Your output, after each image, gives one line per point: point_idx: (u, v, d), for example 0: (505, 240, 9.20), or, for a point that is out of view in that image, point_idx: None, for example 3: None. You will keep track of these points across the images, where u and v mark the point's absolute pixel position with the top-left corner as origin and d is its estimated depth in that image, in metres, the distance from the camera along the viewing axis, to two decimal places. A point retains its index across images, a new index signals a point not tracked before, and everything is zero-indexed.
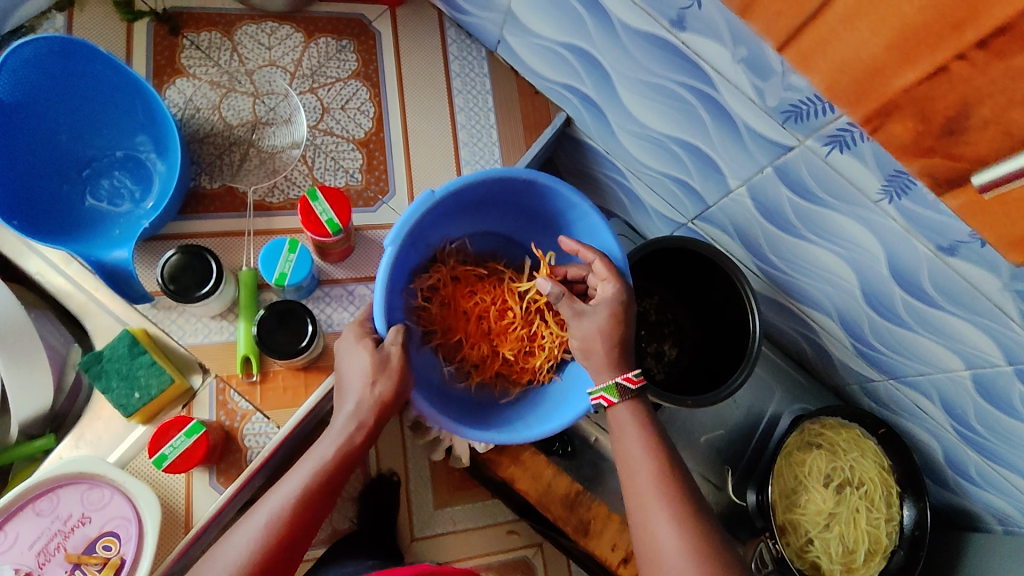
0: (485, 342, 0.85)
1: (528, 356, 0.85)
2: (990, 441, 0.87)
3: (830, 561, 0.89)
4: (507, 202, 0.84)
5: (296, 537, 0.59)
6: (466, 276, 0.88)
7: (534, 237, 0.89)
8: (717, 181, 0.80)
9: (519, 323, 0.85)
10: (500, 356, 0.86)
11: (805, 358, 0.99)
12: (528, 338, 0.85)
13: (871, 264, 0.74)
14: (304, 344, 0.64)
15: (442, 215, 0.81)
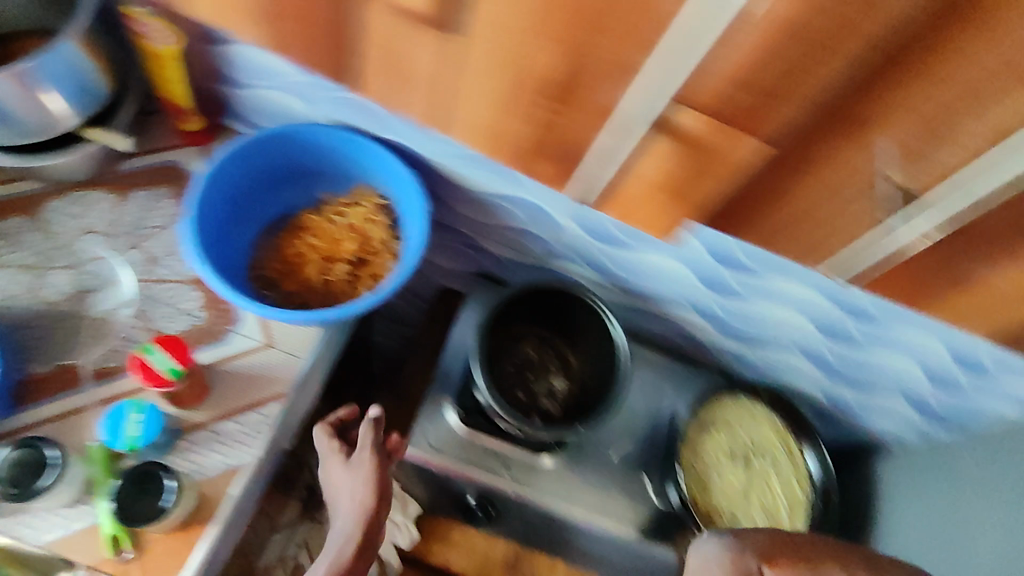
0: (333, 264, 0.80)
1: (368, 243, 0.82)
2: (854, 375, 0.98)
3: (759, 531, 0.93)
4: (264, 177, 0.81)
5: None
6: (285, 250, 0.82)
7: (319, 180, 0.85)
8: (549, 221, 0.88)
9: (340, 231, 0.82)
10: (357, 271, 0.81)
11: (683, 351, 1.07)
12: (353, 230, 0.82)
13: (697, 255, 0.84)
14: (163, 502, 0.64)
15: (220, 224, 0.78)
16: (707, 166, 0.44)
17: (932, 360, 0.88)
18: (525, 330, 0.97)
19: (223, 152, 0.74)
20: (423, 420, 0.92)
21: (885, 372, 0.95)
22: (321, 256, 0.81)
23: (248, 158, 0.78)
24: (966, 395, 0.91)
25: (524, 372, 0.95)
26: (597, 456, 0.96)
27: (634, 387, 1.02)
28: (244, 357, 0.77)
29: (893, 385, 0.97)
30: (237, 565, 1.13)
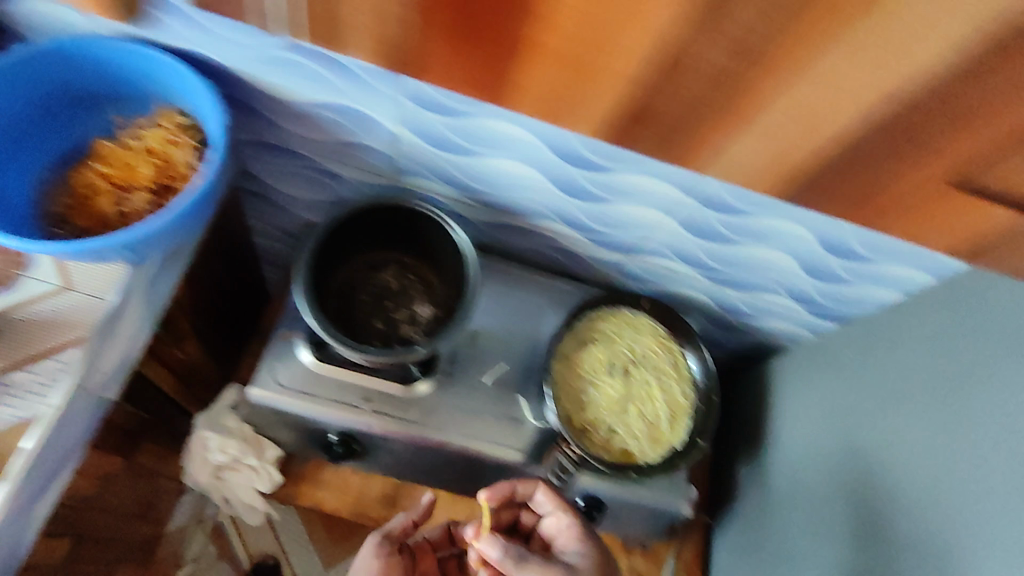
0: (131, 194, 0.74)
1: (168, 166, 0.75)
2: (733, 274, 0.93)
3: (638, 441, 0.89)
4: (41, 103, 0.72)
5: None
6: (78, 181, 0.75)
7: (112, 101, 0.77)
8: (379, 129, 0.79)
9: (138, 158, 0.75)
10: (159, 198, 0.74)
11: (562, 266, 1.02)
12: (153, 155, 0.75)
13: (540, 154, 0.76)
14: None
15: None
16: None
17: (802, 248, 0.83)
18: (382, 255, 0.91)
19: None
20: (271, 360, 0.85)
21: (761, 268, 0.90)
22: (116, 186, 0.74)
23: (14, 86, 0.69)
24: (844, 281, 0.87)
25: (381, 299, 0.89)
26: (467, 380, 0.92)
27: (508, 308, 0.97)
28: (35, 302, 0.71)
29: (773, 280, 0.92)
30: (130, 525, 1.10)
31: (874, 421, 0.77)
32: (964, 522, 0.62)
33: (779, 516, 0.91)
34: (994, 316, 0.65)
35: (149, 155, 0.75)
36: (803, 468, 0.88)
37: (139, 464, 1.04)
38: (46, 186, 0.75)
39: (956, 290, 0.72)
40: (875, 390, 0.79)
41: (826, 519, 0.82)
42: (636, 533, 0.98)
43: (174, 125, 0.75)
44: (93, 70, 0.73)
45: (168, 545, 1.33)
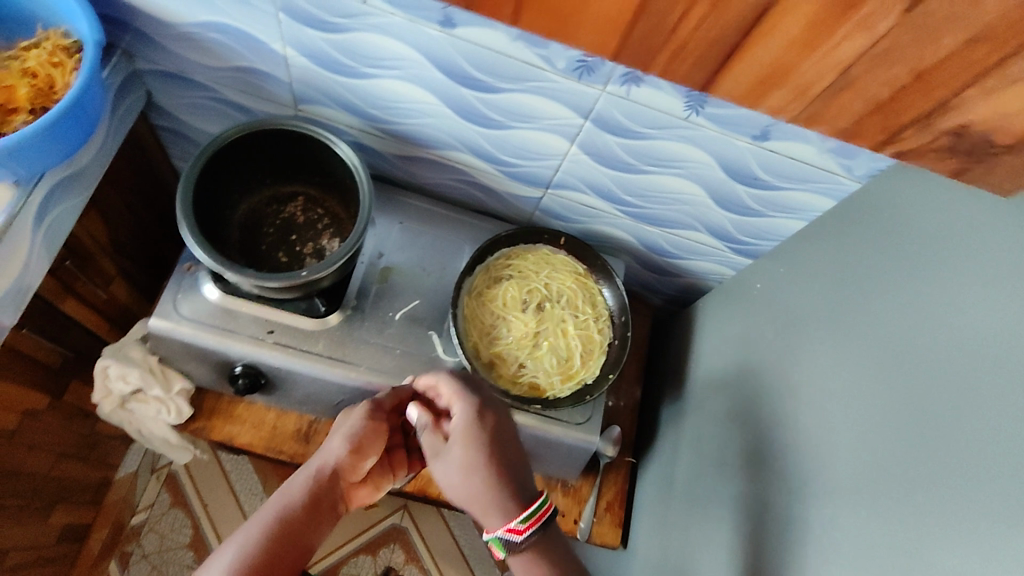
0: (11, 114, 0.73)
1: (49, 88, 0.75)
2: (648, 209, 0.91)
3: (548, 375, 0.88)
4: None
5: (322, 506, 0.71)
6: None
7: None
8: (270, 53, 0.79)
9: (18, 78, 0.74)
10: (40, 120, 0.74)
11: (481, 204, 1.00)
12: (33, 76, 0.75)
13: (427, 74, 0.76)
14: None
15: None
16: None
17: (705, 173, 0.81)
18: (290, 189, 0.90)
19: None
20: (172, 293, 0.85)
21: (673, 201, 0.88)
22: None
23: None
24: (755, 212, 0.85)
25: (286, 232, 0.88)
26: (378, 315, 0.91)
27: (423, 245, 0.96)
28: None
29: (688, 215, 0.90)
30: (66, 464, 1.11)
31: (781, 360, 0.77)
32: (853, 440, 0.60)
33: (696, 454, 0.91)
34: (885, 238, 0.64)
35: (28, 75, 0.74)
36: (720, 408, 0.88)
37: (65, 403, 1.04)
38: None
39: (856, 218, 0.71)
40: (787, 324, 0.78)
41: (734, 453, 0.81)
42: (554, 471, 0.97)
43: (57, 46, 0.75)
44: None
45: (118, 490, 1.34)
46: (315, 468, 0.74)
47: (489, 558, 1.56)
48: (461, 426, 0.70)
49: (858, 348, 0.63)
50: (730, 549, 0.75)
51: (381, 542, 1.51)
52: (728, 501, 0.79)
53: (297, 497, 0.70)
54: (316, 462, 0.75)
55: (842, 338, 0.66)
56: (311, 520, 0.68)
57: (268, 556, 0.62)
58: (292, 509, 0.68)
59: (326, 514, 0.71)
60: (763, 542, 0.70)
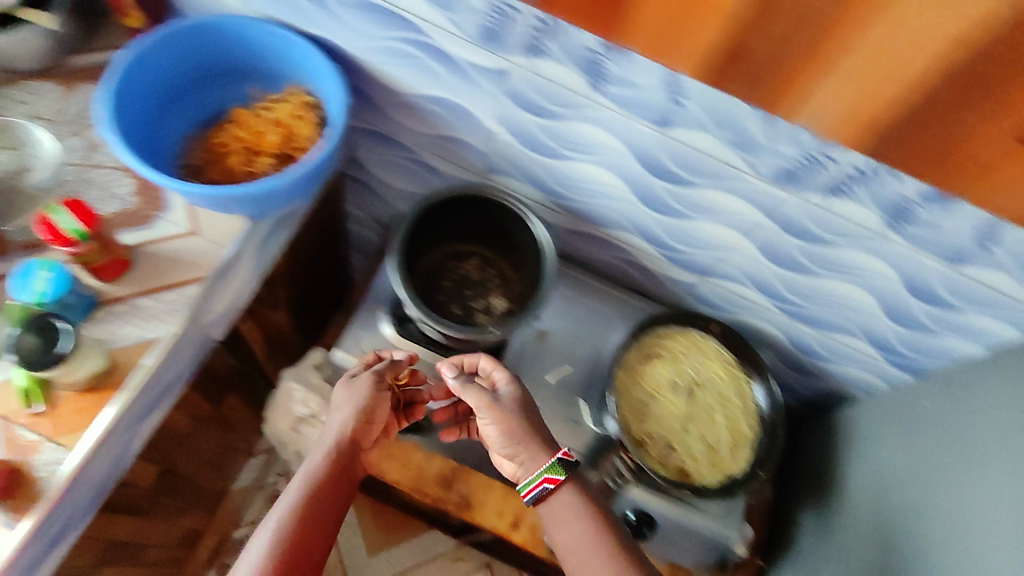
0: (256, 157, 0.81)
1: (291, 137, 0.82)
2: (809, 310, 0.92)
3: (696, 462, 0.88)
4: (197, 67, 0.82)
5: (341, 480, 0.75)
6: (212, 138, 0.83)
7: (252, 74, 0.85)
8: (479, 127, 0.86)
9: (268, 126, 0.83)
10: (281, 165, 0.81)
11: (635, 282, 1.04)
12: (280, 127, 0.83)
13: (626, 164, 0.81)
14: (61, 348, 0.65)
15: (149, 110, 0.79)
16: None
17: (884, 286, 0.82)
18: (467, 248, 0.97)
19: (149, 35, 0.75)
20: (354, 330, 0.92)
21: (839, 306, 0.89)
22: (244, 148, 0.82)
23: (182, 48, 0.79)
24: (926, 329, 0.85)
25: (461, 288, 0.95)
26: (533, 377, 0.95)
27: (578, 314, 1.00)
28: (166, 240, 0.79)
29: (850, 321, 0.91)
30: (205, 470, 1.18)
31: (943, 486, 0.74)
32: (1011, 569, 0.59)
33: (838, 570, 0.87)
34: None
35: (276, 126, 0.82)
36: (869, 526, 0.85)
37: (223, 414, 1.13)
38: (187, 140, 0.84)
39: None
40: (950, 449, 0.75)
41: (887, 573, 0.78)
42: (682, 558, 0.95)
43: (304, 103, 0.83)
44: (246, 44, 0.81)
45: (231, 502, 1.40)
46: (332, 444, 0.77)
47: None
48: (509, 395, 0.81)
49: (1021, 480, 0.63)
50: None
51: None
52: None
53: (321, 475, 0.74)
54: (331, 435, 0.78)
55: (1014, 472, 0.64)
56: (334, 491, 0.74)
57: (303, 536, 0.69)
58: (313, 487, 0.73)
59: (346, 487, 0.76)
60: None
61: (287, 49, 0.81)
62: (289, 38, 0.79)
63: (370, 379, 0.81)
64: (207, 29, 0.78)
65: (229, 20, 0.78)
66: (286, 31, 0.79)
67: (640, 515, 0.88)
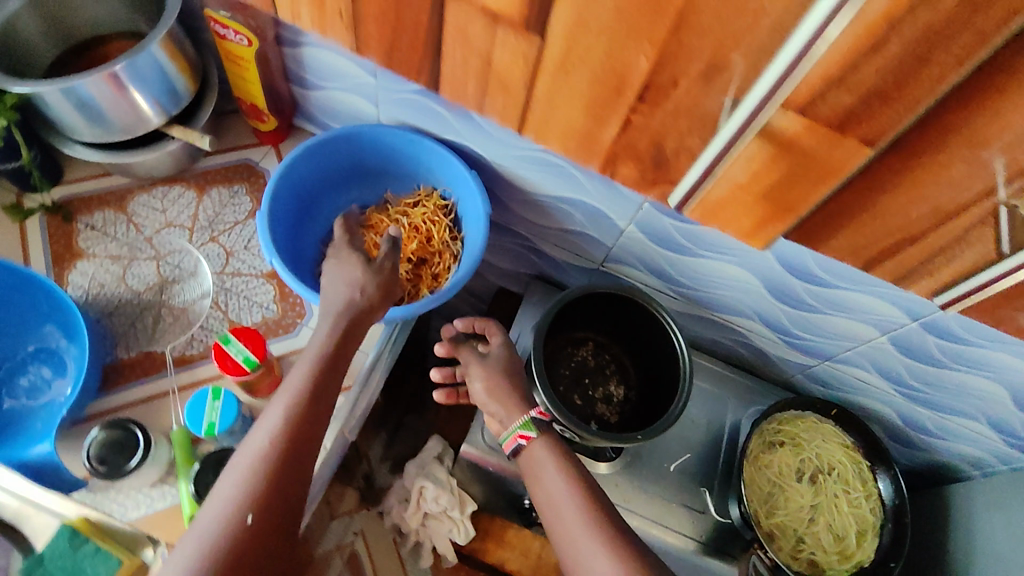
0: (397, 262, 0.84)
1: (429, 240, 0.86)
2: (930, 395, 0.93)
3: (825, 553, 0.89)
4: (335, 173, 0.85)
5: (303, 445, 0.58)
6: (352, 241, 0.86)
7: (382, 175, 0.88)
8: (609, 224, 0.87)
9: (406, 231, 0.86)
10: (417, 270, 0.86)
11: (744, 361, 1.05)
12: (417, 230, 0.86)
13: (766, 264, 0.81)
14: None
15: (294, 220, 0.82)
16: (806, 166, 0.54)
17: (1022, 382, 0.81)
18: (584, 334, 0.97)
19: (299, 151, 0.77)
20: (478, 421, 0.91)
21: (966, 393, 0.89)
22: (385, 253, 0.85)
23: (327, 160, 0.81)
24: None
25: (581, 377, 0.95)
26: (654, 464, 0.94)
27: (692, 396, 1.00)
28: (312, 349, 0.78)
29: (975, 407, 0.91)
30: None
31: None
32: None
33: None
34: None
35: (413, 230, 0.86)
36: None
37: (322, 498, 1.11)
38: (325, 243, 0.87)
39: None
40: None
41: None
42: None
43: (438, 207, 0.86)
44: (384, 150, 0.83)
45: None
46: (337, 307, 0.69)
47: None
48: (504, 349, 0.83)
49: None
50: None
51: None
52: None
53: (276, 441, 0.56)
54: (320, 336, 0.67)
55: None
56: (293, 479, 0.56)
57: (308, 413, 0.60)
58: (322, 358, 0.64)
59: (316, 427, 0.60)
60: None
61: (424, 155, 0.82)
62: (429, 145, 0.81)
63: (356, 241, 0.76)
64: (350, 140, 0.80)
65: (371, 130, 0.80)
66: (424, 139, 0.81)
67: None
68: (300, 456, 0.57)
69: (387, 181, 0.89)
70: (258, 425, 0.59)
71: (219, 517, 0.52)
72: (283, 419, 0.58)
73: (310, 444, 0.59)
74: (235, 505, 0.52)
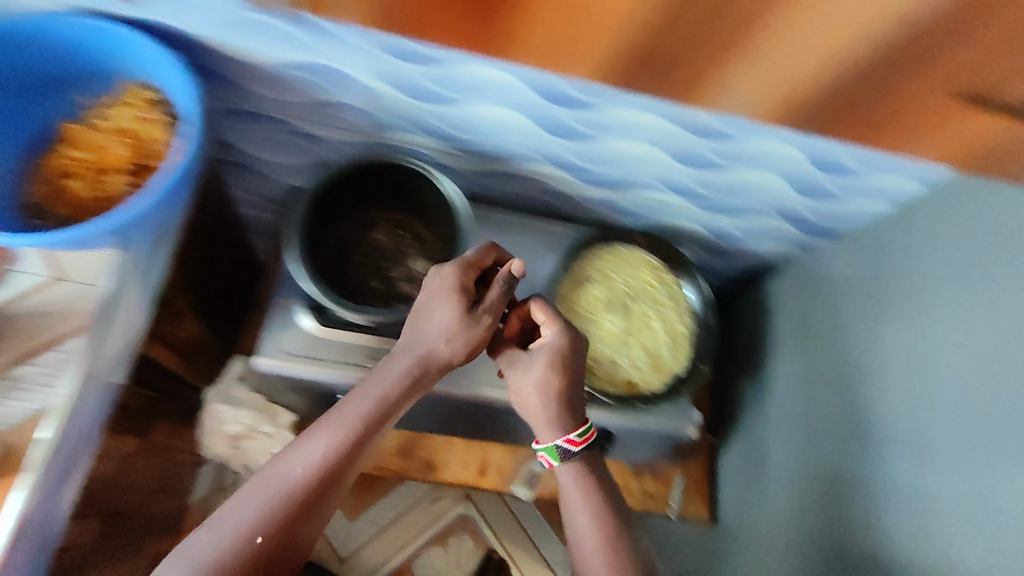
0: (106, 175, 0.72)
1: (141, 142, 0.74)
2: (723, 200, 0.93)
3: (642, 372, 0.92)
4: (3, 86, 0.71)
5: (321, 493, 0.67)
6: (56, 165, 0.74)
7: (70, 78, 0.74)
8: (354, 84, 0.78)
9: (111, 137, 0.74)
10: (140, 177, 0.73)
11: (554, 209, 1.02)
12: (124, 134, 0.74)
13: (520, 95, 0.75)
14: None
15: None
16: None
17: (789, 167, 0.82)
18: (373, 215, 0.91)
19: None
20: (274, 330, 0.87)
21: (749, 191, 0.90)
22: (92, 168, 0.73)
23: None
24: (832, 198, 0.87)
25: (376, 260, 0.89)
26: None
27: None
28: (26, 298, 0.78)
29: (765, 204, 0.92)
30: (156, 496, 1.16)
31: (867, 341, 0.80)
32: (949, 414, 0.64)
33: (780, 435, 0.94)
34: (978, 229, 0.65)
35: (119, 134, 0.74)
36: (804, 392, 0.91)
37: (156, 441, 1.07)
38: (23, 173, 0.74)
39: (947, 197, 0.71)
40: (881, 297, 0.79)
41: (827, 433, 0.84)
42: (641, 457, 1.02)
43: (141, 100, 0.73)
44: (48, 46, 0.69)
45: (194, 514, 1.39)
46: (412, 360, 0.72)
47: (554, 537, 1.63)
48: (560, 353, 0.73)
49: (947, 329, 0.67)
50: (829, 531, 0.80)
51: (448, 532, 1.59)
52: (821, 481, 0.84)
53: (313, 475, 0.67)
54: (389, 375, 0.72)
55: (939, 320, 0.68)
56: (305, 510, 0.67)
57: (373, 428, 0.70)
58: (430, 358, 0.72)
59: (347, 470, 0.69)
60: (869, 524, 0.73)
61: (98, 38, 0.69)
62: (97, 25, 0.68)
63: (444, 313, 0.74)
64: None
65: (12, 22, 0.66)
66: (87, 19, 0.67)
67: (598, 432, 0.95)
68: (346, 462, 0.69)
69: (80, 84, 0.75)
70: (340, 412, 0.70)
71: (248, 517, 0.64)
72: (327, 455, 0.68)
73: (337, 480, 0.68)
74: (262, 514, 0.64)
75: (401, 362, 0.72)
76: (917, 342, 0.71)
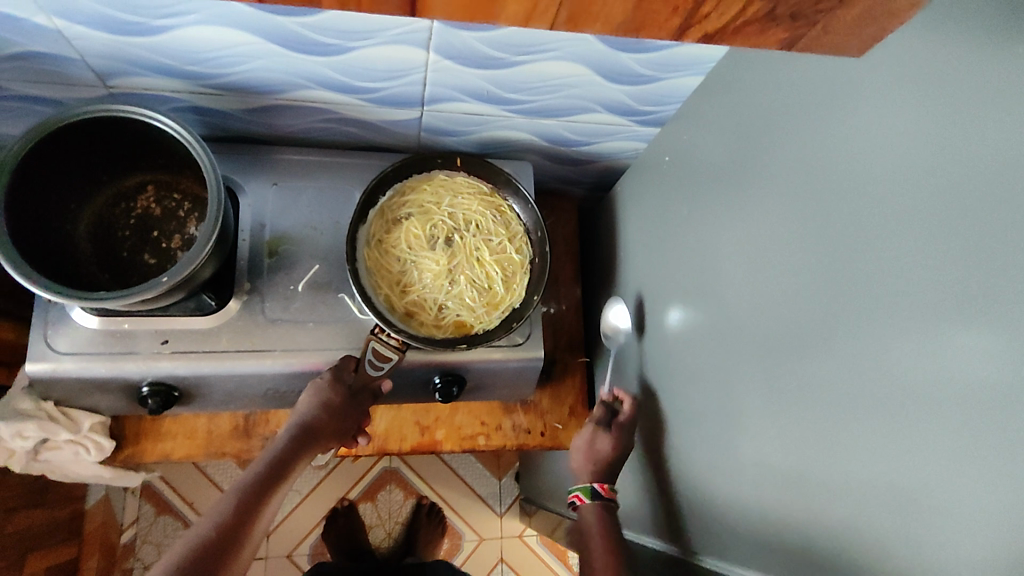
0: None
1: None
2: (535, 101, 0.81)
3: (472, 310, 0.82)
4: None
5: (232, 537, 0.64)
6: None
7: None
8: (37, 29, 0.63)
9: None
10: None
11: (361, 139, 0.90)
12: None
13: (230, 9, 0.62)
14: None
15: None
16: None
17: (583, 49, 0.70)
18: (133, 179, 0.79)
19: None
20: (41, 329, 0.76)
21: (560, 87, 0.78)
22: None
23: None
24: (650, 77, 0.76)
25: (146, 230, 0.78)
26: (278, 291, 0.82)
27: (308, 203, 0.86)
28: None
29: (585, 98, 0.81)
30: (24, 516, 1.08)
31: (706, 237, 0.72)
32: (786, 310, 0.57)
33: (639, 346, 0.89)
34: (806, 96, 0.56)
35: None
36: (654, 298, 0.85)
37: None
38: None
39: (751, 62, 0.65)
40: (719, 184, 0.69)
41: (680, 341, 0.77)
42: (507, 397, 0.94)
43: None
44: None
45: (95, 516, 1.32)
46: (299, 417, 0.78)
47: (484, 471, 1.61)
48: (626, 427, 0.87)
49: (780, 213, 0.58)
50: (679, 438, 0.76)
51: (377, 487, 1.55)
52: (671, 389, 0.79)
53: (221, 519, 0.66)
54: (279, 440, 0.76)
55: (774, 205, 0.59)
56: (216, 556, 0.62)
57: (267, 479, 0.72)
58: (313, 410, 0.77)
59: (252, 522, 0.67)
60: (710, 427, 0.69)
61: None
62: None
63: (331, 412, 0.78)
64: None
65: None
66: None
67: (446, 377, 0.86)
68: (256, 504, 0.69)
69: None
70: (243, 478, 0.72)
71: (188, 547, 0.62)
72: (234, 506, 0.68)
73: (249, 528, 0.67)
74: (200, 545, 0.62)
75: (290, 429, 0.77)
76: (752, 233, 0.62)
